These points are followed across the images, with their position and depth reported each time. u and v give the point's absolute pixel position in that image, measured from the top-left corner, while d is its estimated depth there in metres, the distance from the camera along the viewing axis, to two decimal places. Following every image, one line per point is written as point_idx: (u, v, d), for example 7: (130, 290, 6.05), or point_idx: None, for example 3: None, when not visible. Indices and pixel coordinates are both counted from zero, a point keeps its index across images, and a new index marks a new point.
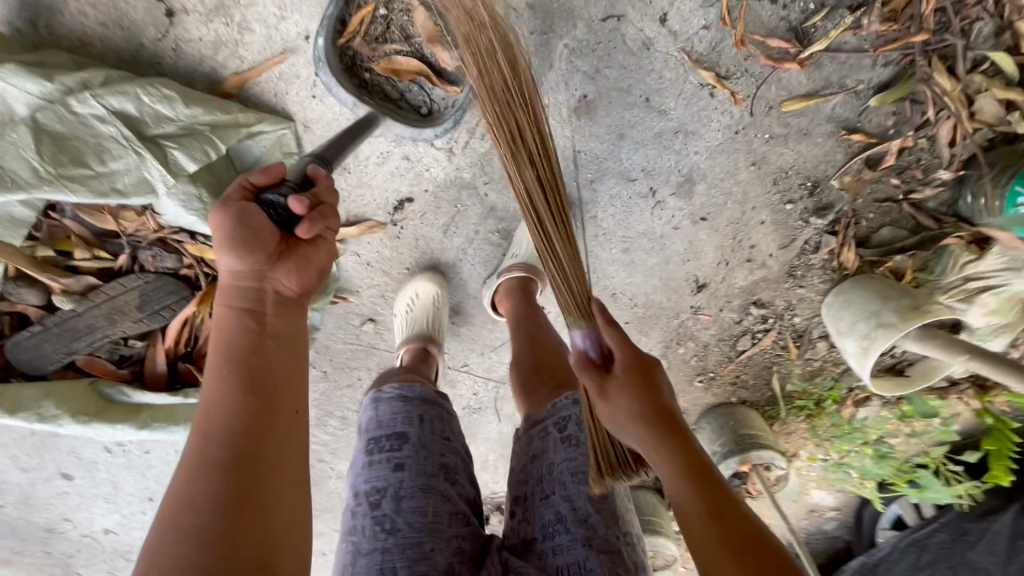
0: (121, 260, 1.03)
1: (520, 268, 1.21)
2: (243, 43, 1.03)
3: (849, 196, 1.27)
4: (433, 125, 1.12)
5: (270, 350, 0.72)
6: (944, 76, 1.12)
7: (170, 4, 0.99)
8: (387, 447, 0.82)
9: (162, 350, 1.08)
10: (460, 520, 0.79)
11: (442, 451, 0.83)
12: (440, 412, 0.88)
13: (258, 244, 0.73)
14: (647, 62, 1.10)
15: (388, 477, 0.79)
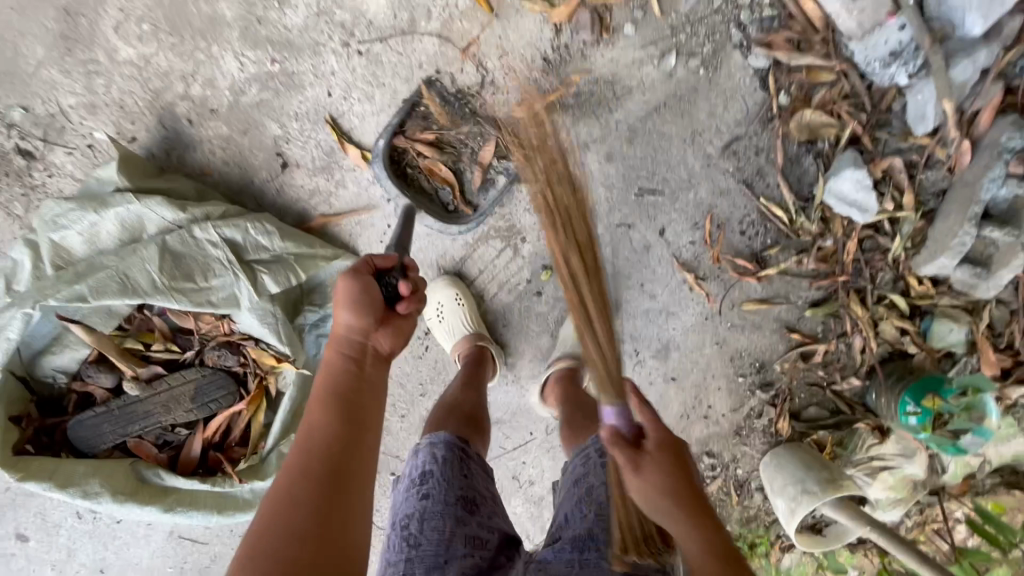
0: (188, 353, 1.18)
1: (566, 359, 1.37)
2: (335, 195, 1.26)
3: (787, 378, 1.59)
4: (454, 223, 1.31)
5: (363, 394, 0.84)
6: (857, 304, 1.49)
7: (286, 158, 1.22)
8: (418, 482, 0.95)
9: (200, 438, 1.21)
10: (475, 545, 0.91)
11: (463, 487, 0.96)
12: (462, 455, 1.00)
13: (372, 309, 0.87)
14: (646, 259, 1.42)
15: (415, 504, 0.92)
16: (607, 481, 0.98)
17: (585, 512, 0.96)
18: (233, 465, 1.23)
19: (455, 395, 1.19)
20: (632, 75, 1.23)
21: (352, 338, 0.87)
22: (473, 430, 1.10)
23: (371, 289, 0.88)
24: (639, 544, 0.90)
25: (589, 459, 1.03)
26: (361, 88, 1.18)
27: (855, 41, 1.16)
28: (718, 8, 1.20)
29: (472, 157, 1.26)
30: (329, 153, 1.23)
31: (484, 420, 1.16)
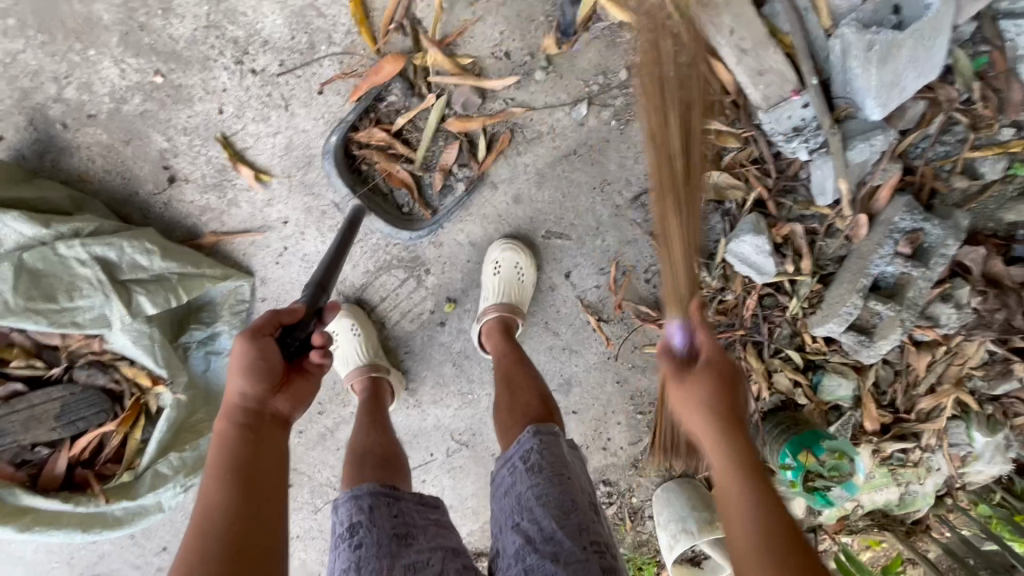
0: (53, 370, 1.14)
1: (496, 307, 1.30)
2: (228, 213, 1.22)
3: None
4: (410, 228, 1.27)
5: (262, 461, 0.81)
6: (752, 356, 1.54)
7: (174, 172, 1.17)
8: (347, 536, 0.89)
9: (65, 456, 1.19)
10: (420, 567, 0.86)
11: (393, 524, 0.91)
12: (389, 498, 0.95)
13: (270, 371, 0.85)
14: (552, 298, 1.44)
15: (349, 557, 0.87)
16: (538, 486, 0.89)
17: (519, 521, 0.88)
18: (102, 483, 1.22)
19: (363, 440, 1.12)
20: (543, 120, 1.22)
21: (247, 405, 0.84)
22: (389, 471, 1.04)
23: (269, 354, 0.85)
24: (581, 538, 0.84)
25: (515, 470, 0.93)
26: (256, 108, 1.14)
27: (762, 111, 1.16)
28: None
29: (432, 162, 1.25)
30: (221, 171, 1.18)
31: (398, 454, 1.11)
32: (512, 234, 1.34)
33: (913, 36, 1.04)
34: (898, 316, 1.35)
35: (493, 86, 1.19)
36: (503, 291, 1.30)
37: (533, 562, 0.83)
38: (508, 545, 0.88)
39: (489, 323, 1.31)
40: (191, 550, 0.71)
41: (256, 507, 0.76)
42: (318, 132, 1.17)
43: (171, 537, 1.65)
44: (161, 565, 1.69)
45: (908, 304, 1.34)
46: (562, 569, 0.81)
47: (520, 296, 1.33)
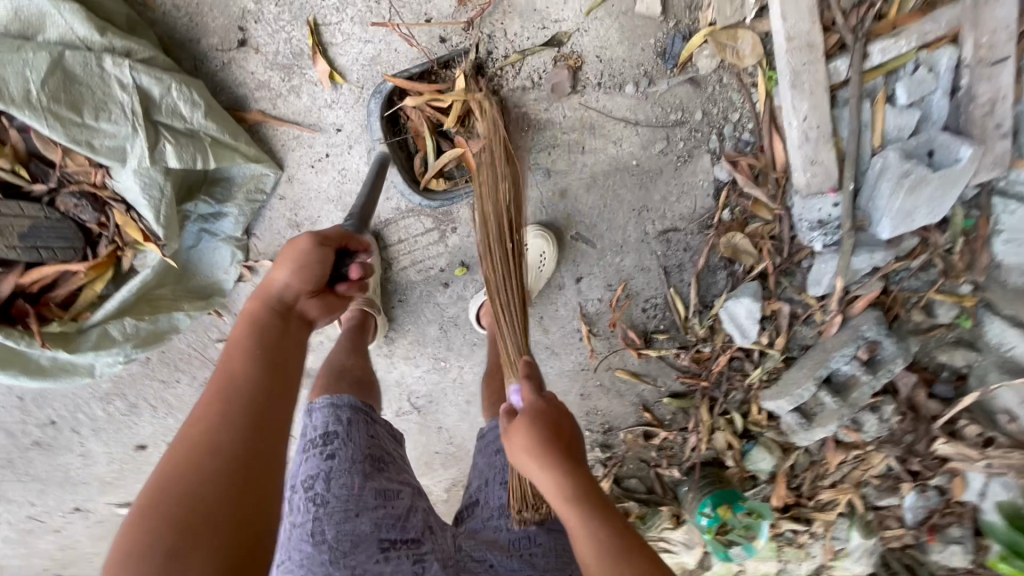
0: (36, 186, 1.03)
1: None
2: (284, 99, 1.17)
3: (624, 447, 1.74)
4: (422, 195, 1.28)
5: (285, 354, 0.80)
6: (705, 409, 1.65)
7: (247, 36, 1.11)
8: (317, 445, 0.87)
9: (12, 281, 1.05)
10: (392, 494, 0.85)
11: (369, 444, 0.89)
12: (368, 417, 0.93)
13: (320, 278, 0.88)
14: (556, 297, 1.49)
15: (320, 464, 0.84)
16: None
17: (508, 479, 0.95)
18: (42, 325, 1.09)
19: (345, 361, 1.09)
20: (614, 131, 1.28)
21: (285, 297, 0.85)
22: (365, 393, 1.01)
23: (320, 259, 0.88)
24: None
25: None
26: (358, 9, 1.11)
27: (801, 194, 1.29)
28: (709, 112, 1.28)
29: None
30: (295, 55, 1.13)
31: (374, 385, 1.07)
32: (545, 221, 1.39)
33: (940, 178, 1.21)
34: (839, 411, 1.52)
35: (583, 82, 1.23)
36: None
37: (518, 518, 0.91)
38: (492, 498, 0.95)
39: None
40: (189, 440, 0.67)
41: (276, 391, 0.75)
42: (408, 57, 1.16)
43: (66, 413, 1.47)
44: (38, 441, 1.51)
45: (849, 402, 1.52)
46: (543, 530, 0.90)
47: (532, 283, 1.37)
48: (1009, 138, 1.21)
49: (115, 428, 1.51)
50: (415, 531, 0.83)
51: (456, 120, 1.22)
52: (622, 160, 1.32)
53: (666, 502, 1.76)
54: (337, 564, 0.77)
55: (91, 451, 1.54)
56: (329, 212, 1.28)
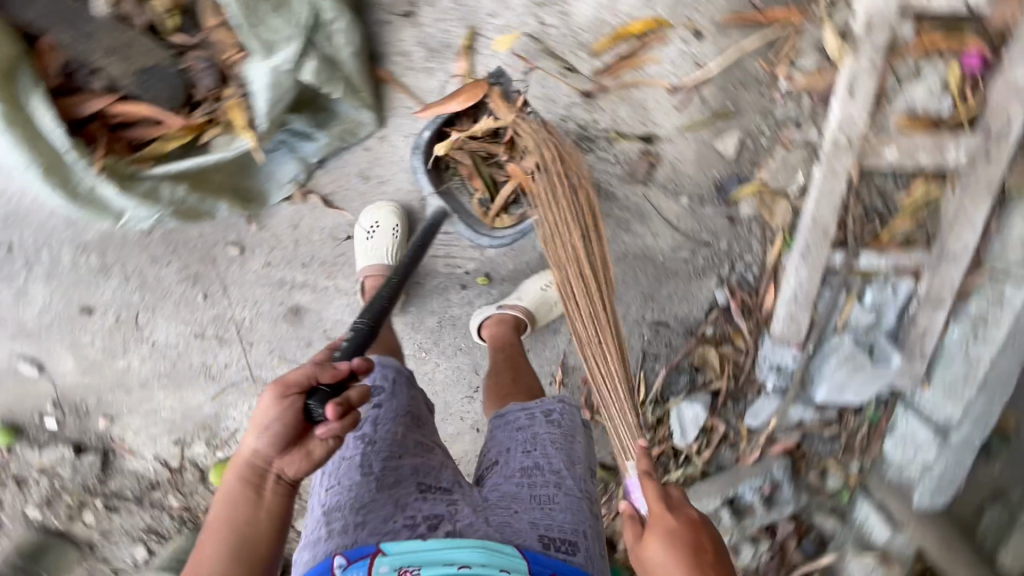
0: (176, 36, 1.08)
1: (522, 310, 1.44)
2: (416, 75, 1.29)
3: None
4: (485, 234, 1.43)
5: (258, 520, 0.83)
6: None
7: (414, 12, 1.24)
8: (367, 397, 1.03)
9: (103, 103, 1.07)
10: (425, 449, 1.01)
11: (409, 403, 1.06)
12: (410, 381, 1.10)
13: (285, 438, 0.82)
14: (550, 339, 1.59)
15: (369, 412, 1.01)
16: (555, 435, 1.03)
17: (530, 450, 1.01)
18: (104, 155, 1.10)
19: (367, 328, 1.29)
20: (655, 227, 1.49)
21: (256, 461, 0.83)
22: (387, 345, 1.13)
23: (287, 419, 0.82)
24: (583, 484, 0.99)
25: (536, 417, 1.05)
26: (513, 38, 1.27)
27: (774, 340, 1.55)
28: (730, 246, 1.53)
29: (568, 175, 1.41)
30: (443, 46, 1.27)
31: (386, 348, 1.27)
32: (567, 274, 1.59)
33: (873, 370, 1.55)
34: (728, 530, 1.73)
35: (651, 179, 1.44)
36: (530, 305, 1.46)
37: (536, 481, 0.97)
38: (512, 462, 1.00)
39: (508, 314, 1.45)
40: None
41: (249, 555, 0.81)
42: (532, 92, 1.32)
43: (29, 245, 1.37)
44: None
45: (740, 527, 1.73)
46: (563, 494, 0.96)
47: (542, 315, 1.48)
48: (923, 362, 1.55)
49: (73, 282, 1.42)
50: (445, 480, 0.97)
51: (506, 145, 1.34)
52: (651, 253, 1.52)
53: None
54: (382, 493, 0.92)
55: (31, 295, 1.42)
56: (403, 180, 1.39)
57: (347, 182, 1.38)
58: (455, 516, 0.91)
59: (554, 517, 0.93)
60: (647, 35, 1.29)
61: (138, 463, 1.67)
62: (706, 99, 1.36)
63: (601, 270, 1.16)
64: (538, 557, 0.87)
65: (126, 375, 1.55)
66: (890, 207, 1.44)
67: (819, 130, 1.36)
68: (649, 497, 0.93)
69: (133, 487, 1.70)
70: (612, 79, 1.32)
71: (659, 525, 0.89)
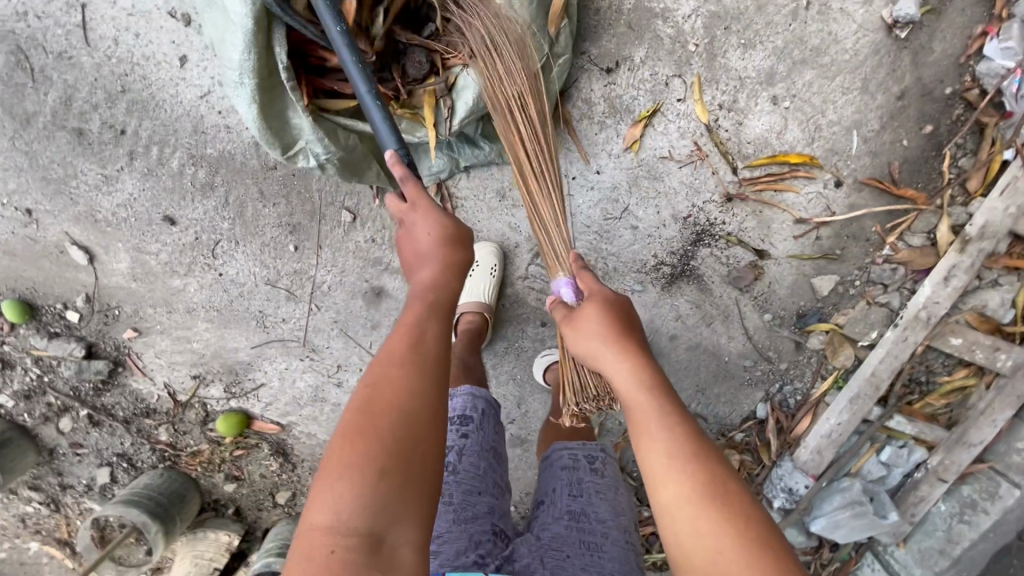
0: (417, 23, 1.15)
1: None
2: (589, 123, 1.38)
3: None
4: None
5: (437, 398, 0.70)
6: None
7: (613, 73, 1.35)
8: (454, 425, 1.00)
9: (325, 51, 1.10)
10: (500, 490, 0.98)
11: (493, 437, 1.03)
12: (495, 413, 1.07)
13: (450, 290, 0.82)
14: None
15: (454, 439, 0.98)
16: (603, 485, 1.01)
17: (575, 494, 0.99)
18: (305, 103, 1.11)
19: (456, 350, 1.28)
20: (733, 329, 1.59)
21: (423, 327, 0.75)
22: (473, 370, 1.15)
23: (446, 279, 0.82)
24: (626, 533, 0.96)
25: (584, 458, 1.04)
26: (685, 126, 1.38)
27: (793, 463, 1.64)
28: (787, 369, 1.64)
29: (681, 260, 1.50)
30: (624, 108, 1.37)
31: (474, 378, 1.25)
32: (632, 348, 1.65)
33: (870, 517, 1.66)
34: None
35: (747, 287, 1.54)
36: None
37: (582, 531, 0.94)
38: (558, 503, 0.98)
39: None
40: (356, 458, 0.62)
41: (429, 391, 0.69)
42: (681, 177, 1.42)
43: (145, 136, 1.30)
44: (86, 132, 1.29)
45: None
46: (608, 544, 0.93)
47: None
48: (909, 525, 1.70)
49: (170, 187, 1.34)
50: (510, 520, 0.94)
51: None
52: (719, 350, 1.61)
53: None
54: (457, 525, 0.89)
55: (119, 184, 1.34)
56: None
57: (482, 193, 1.40)
58: (514, 556, 0.90)
59: (604, 567, 0.90)
60: (799, 166, 1.41)
61: (143, 385, 1.54)
62: (822, 237, 1.49)
63: (534, 132, 1.11)
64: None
65: (177, 294, 1.45)
66: (930, 382, 1.60)
67: (902, 298, 1.50)
68: (585, 286, 0.93)
69: (126, 408, 1.56)
70: (755, 192, 1.43)
71: (591, 326, 0.86)
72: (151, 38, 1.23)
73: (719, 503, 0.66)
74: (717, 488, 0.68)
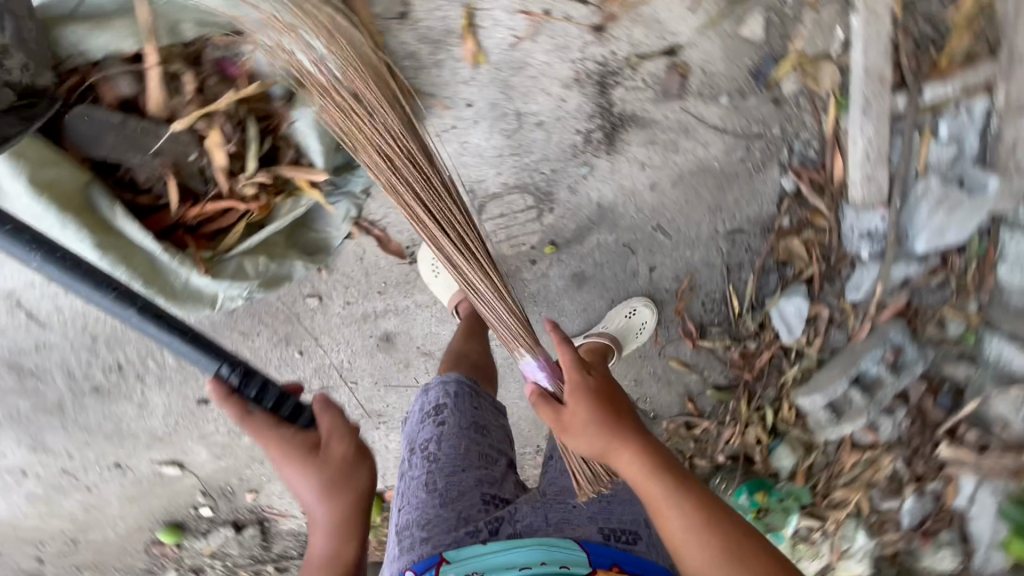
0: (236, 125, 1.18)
1: (610, 336, 1.49)
2: (427, 71, 1.30)
3: (665, 435, 1.85)
4: None
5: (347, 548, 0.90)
6: (743, 402, 1.78)
7: (409, 12, 1.25)
8: (436, 419, 1.09)
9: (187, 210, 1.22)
10: (491, 458, 1.08)
11: (473, 414, 1.11)
12: (472, 392, 1.13)
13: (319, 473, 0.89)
14: (628, 284, 1.59)
15: (434, 430, 1.08)
16: None
17: None
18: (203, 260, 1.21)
19: (460, 347, 1.32)
20: (703, 136, 1.45)
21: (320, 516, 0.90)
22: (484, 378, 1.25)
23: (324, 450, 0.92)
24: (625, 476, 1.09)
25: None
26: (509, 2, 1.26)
27: (854, 207, 1.50)
28: (783, 128, 1.48)
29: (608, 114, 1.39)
30: (445, 33, 1.27)
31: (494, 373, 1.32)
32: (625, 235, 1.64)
33: (971, 202, 1.44)
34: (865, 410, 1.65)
35: (684, 89, 1.40)
36: (616, 330, 1.53)
37: (590, 483, 1.07)
38: (560, 461, 1.12)
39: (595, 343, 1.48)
40: None
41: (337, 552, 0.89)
42: (543, 48, 1.31)
43: (135, 358, 1.44)
44: (98, 387, 1.46)
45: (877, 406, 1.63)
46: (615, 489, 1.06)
47: (623, 337, 1.54)
48: None
49: (182, 380, 1.48)
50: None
51: None
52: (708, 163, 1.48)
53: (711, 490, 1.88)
54: (449, 506, 1.00)
55: (151, 404, 1.50)
56: None
57: (395, 199, 1.37)
58: (516, 516, 1.00)
59: (613, 512, 1.03)
60: None
61: (290, 524, 1.73)
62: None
63: (441, 199, 1.11)
64: (602, 545, 0.95)
65: (254, 448, 1.60)
66: (936, 31, 1.41)
67: None
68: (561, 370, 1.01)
69: (295, 547, 1.77)
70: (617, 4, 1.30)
71: (582, 407, 0.96)
72: (73, 289, 1.34)
73: (714, 532, 0.84)
74: (712, 519, 0.85)
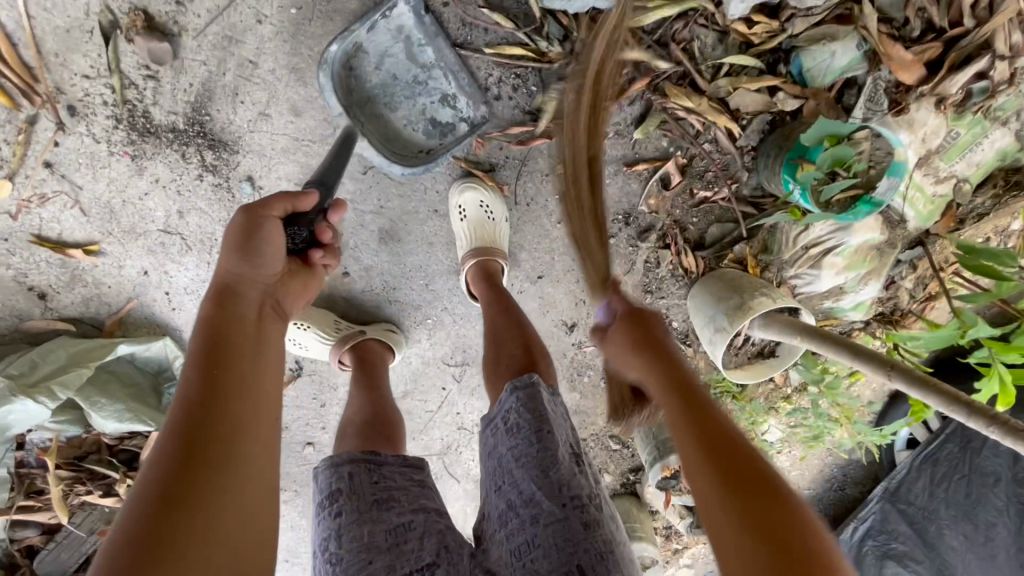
0: (92, 472, 1.30)
1: (473, 254, 1.21)
2: (103, 294, 1.26)
3: (661, 215, 1.33)
4: None
5: (232, 415, 0.65)
6: (684, 97, 1.17)
7: (39, 287, 1.23)
8: (326, 506, 0.83)
9: None
10: (402, 531, 0.80)
11: (375, 489, 0.84)
12: (366, 462, 0.87)
13: (276, 258, 0.80)
14: (419, 183, 1.25)
15: (328, 525, 0.81)
16: (517, 446, 0.82)
17: (500, 485, 0.83)
18: None
19: (351, 412, 1.12)
20: (243, 12, 1.01)
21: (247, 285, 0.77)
22: (376, 438, 1.01)
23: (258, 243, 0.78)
24: (560, 495, 0.77)
25: (496, 431, 0.87)
26: (31, 193, 1.11)
27: None
28: None
29: (187, 124, 1.09)
30: (63, 264, 1.21)
31: (395, 419, 1.11)
32: (456, 140, 1.17)
33: None
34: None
35: (168, 19, 1.00)
36: (475, 237, 1.21)
37: (514, 527, 0.78)
38: (493, 509, 0.84)
39: (471, 273, 1.22)
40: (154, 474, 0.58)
41: (239, 406, 0.66)
42: (87, 176, 1.12)
43: None
44: None
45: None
46: (543, 530, 0.76)
47: (494, 237, 1.23)
48: None
49: None
50: (427, 558, 0.78)
51: None
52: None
53: (763, 220, 1.26)
54: None
55: None
56: None
57: None
58: None
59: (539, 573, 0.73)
60: None
61: None
62: None
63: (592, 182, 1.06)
64: None
65: None
66: None
67: None
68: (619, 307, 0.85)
69: None
70: (28, 75, 1.00)
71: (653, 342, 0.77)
72: None
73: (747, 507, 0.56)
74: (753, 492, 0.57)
